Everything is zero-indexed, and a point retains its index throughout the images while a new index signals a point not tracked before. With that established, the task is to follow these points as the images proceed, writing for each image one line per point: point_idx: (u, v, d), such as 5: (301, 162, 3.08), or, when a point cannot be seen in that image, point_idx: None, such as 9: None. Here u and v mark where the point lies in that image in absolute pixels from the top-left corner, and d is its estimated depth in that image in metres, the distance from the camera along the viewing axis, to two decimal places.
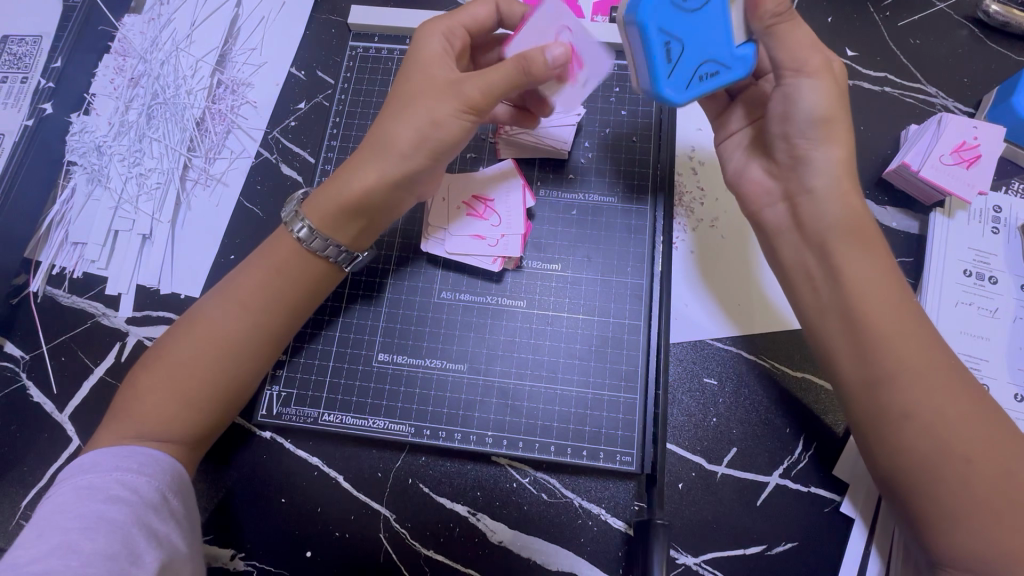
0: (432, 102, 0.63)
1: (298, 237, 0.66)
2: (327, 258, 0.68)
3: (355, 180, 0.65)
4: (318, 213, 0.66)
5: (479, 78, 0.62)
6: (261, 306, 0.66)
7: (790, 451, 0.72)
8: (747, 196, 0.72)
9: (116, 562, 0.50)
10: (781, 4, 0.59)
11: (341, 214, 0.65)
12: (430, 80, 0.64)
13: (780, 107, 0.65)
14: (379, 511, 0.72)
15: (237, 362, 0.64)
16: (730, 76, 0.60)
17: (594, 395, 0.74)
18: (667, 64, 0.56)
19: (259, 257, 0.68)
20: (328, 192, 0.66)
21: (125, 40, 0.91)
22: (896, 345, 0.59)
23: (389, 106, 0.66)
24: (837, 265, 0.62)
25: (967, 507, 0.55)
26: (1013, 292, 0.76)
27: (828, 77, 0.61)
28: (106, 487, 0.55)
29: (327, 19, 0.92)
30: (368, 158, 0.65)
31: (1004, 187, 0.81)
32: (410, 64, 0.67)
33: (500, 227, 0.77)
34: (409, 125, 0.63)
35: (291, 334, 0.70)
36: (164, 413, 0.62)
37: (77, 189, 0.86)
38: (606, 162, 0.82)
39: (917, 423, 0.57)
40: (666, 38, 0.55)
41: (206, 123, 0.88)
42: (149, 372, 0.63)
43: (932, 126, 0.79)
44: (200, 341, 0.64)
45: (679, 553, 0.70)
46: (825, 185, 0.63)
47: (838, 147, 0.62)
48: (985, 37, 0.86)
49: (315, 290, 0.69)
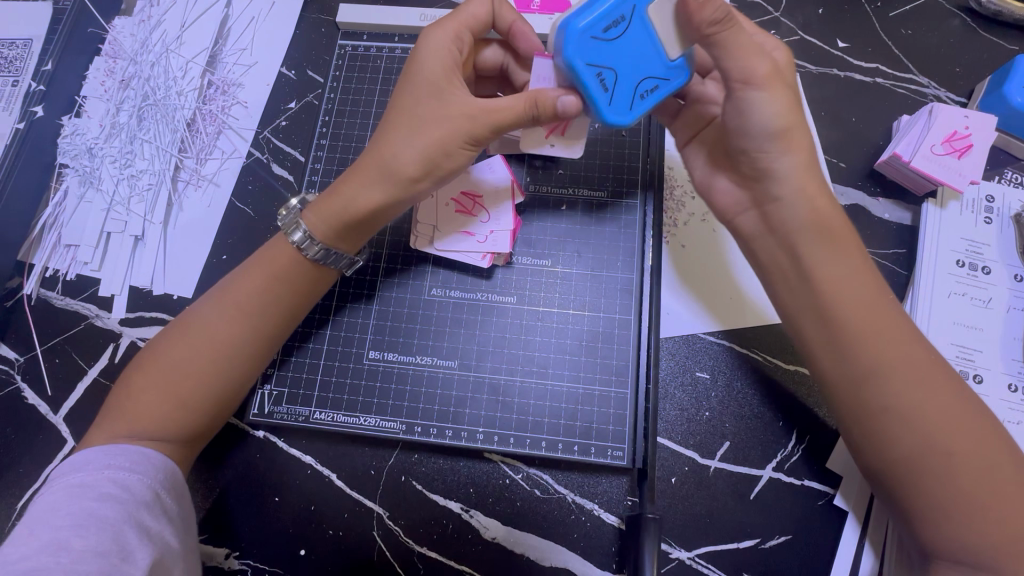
0: (439, 127, 0.63)
1: (297, 245, 0.66)
2: (328, 266, 0.68)
3: (359, 197, 0.65)
4: (320, 225, 0.66)
5: (491, 112, 0.63)
6: (257, 310, 0.66)
7: (784, 444, 0.72)
8: (715, 205, 0.71)
9: (106, 559, 0.51)
10: (719, 11, 0.54)
11: (344, 228, 0.66)
12: (440, 103, 0.64)
13: (734, 121, 0.62)
14: (373, 508, 0.73)
15: (232, 366, 0.64)
16: (672, 85, 0.60)
17: (585, 390, 0.74)
18: (605, 93, 0.59)
19: (250, 265, 0.68)
20: (330, 204, 0.66)
21: (115, 41, 0.91)
22: (881, 335, 0.59)
23: (394, 120, 0.65)
24: (811, 263, 0.61)
25: (959, 497, 0.55)
26: (1007, 282, 0.76)
27: (779, 85, 0.59)
28: (96, 484, 0.56)
29: (316, 18, 0.92)
30: (374, 177, 0.65)
31: (997, 176, 0.80)
32: (416, 78, 0.66)
33: (489, 223, 0.77)
34: (416, 147, 0.63)
35: (285, 336, 0.69)
36: (157, 414, 0.62)
37: (69, 191, 0.86)
38: (595, 157, 0.82)
39: (908, 415, 0.57)
40: (594, 71, 0.59)
41: (197, 124, 0.88)
42: (144, 374, 0.63)
43: (924, 117, 0.78)
44: (195, 344, 0.64)
45: (672, 547, 0.70)
46: (791, 194, 0.62)
47: (800, 153, 0.61)
48: (977, 26, 0.86)
49: (304, 291, 0.68)
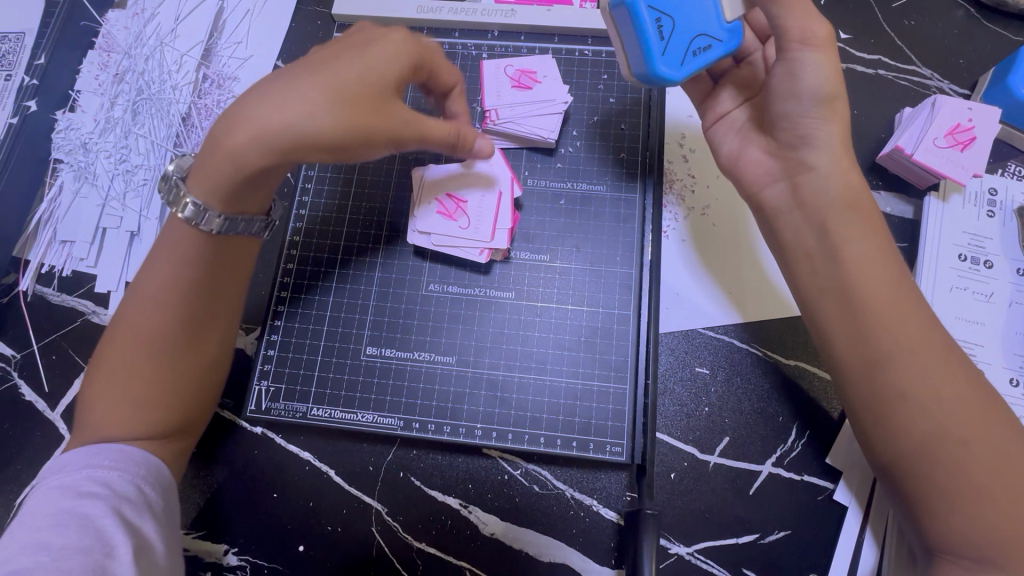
0: (337, 109, 0.56)
1: (186, 217, 0.61)
2: (238, 233, 0.64)
3: (247, 155, 0.56)
4: (209, 184, 0.59)
5: (419, 130, 0.62)
6: (176, 294, 0.62)
7: (784, 440, 0.72)
8: (744, 176, 0.70)
9: (88, 555, 0.50)
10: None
11: (229, 189, 0.59)
12: (373, 91, 0.58)
13: (783, 83, 0.64)
14: (371, 504, 0.72)
15: (166, 357, 0.62)
16: (724, 50, 0.64)
17: (584, 386, 0.73)
18: (660, 41, 0.61)
19: (161, 246, 0.64)
20: (217, 158, 0.57)
21: (109, 35, 0.90)
22: (895, 317, 0.59)
23: (306, 77, 0.57)
24: (840, 243, 0.62)
25: (959, 488, 0.55)
26: (1009, 275, 0.75)
27: (832, 51, 0.61)
28: (76, 484, 0.55)
29: (313, 11, 0.91)
30: (267, 138, 0.55)
31: (1000, 169, 0.79)
32: (350, 59, 0.59)
33: (468, 230, 0.75)
34: (325, 120, 0.56)
35: (220, 315, 0.66)
36: (114, 416, 0.61)
37: (64, 186, 0.85)
38: (595, 151, 0.81)
39: (914, 402, 0.57)
40: (654, 16, 0.60)
41: (192, 119, 0.87)
42: (94, 382, 0.62)
43: (925, 109, 0.77)
44: (124, 343, 0.62)
45: (672, 542, 0.70)
46: (826, 163, 0.63)
47: (838, 124, 0.63)
48: (982, 18, 0.85)
49: (232, 264, 0.66)
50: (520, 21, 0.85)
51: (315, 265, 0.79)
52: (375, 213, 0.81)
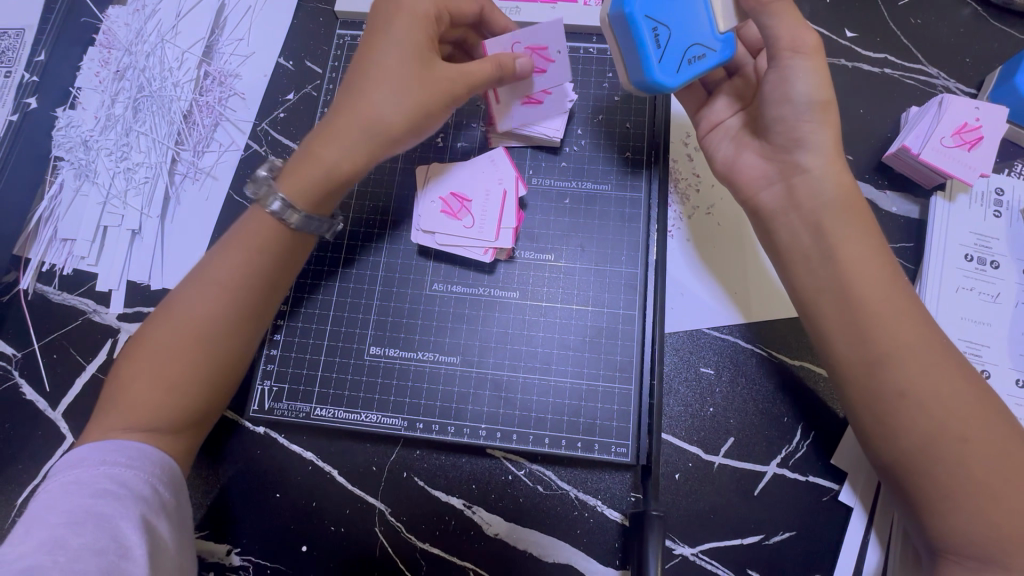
0: (404, 96, 0.65)
1: (275, 213, 0.64)
2: (309, 231, 0.67)
3: (342, 159, 0.66)
4: (300, 191, 0.65)
5: (467, 80, 0.67)
6: (240, 284, 0.64)
7: (789, 440, 0.72)
8: (739, 181, 0.69)
9: (104, 556, 0.50)
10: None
11: (325, 195, 0.66)
12: (423, 66, 0.66)
13: (774, 91, 0.63)
14: (374, 504, 0.72)
15: (219, 342, 0.63)
16: (717, 59, 0.64)
17: (589, 386, 0.73)
18: (657, 50, 0.61)
19: (234, 236, 0.66)
20: (308, 168, 0.66)
21: (110, 32, 0.89)
22: (896, 316, 0.59)
23: (367, 78, 0.66)
24: (836, 244, 0.62)
25: (967, 489, 0.54)
26: (1015, 276, 0.75)
27: (820, 60, 0.61)
28: (94, 481, 0.55)
29: (315, 7, 0.90)
30: (355, 138, 0.66)
31: (1007, 168, 0.79)
32: (386, 43, 0.67)
33: (473, 229, 0.75)
34: (397, 108, 0.65)
35: (273, 306, 0.68)
36: (150, 403, 0.61)
37: (65, 184, 0.84)
38: (601, 150, 0.80)
39: (920, 403, 0.56)
40: (650, 25, 0.60)
41: (193, 116, 0.86)
42: (134, 365, 0.62)
43: (932, 108, 0.77)
44: (177, 327, 0.62)
45: (677, 544, 0.70)
46: (820, 165, 0.63)
47: (830, 127, 0.62)
48: (989, 16, 0.84)
49: (289, 260, 0.67)
50: (523, 17, 0.84)
51: (318, 265, 0.78)
52: (377, 211, 0.80)
